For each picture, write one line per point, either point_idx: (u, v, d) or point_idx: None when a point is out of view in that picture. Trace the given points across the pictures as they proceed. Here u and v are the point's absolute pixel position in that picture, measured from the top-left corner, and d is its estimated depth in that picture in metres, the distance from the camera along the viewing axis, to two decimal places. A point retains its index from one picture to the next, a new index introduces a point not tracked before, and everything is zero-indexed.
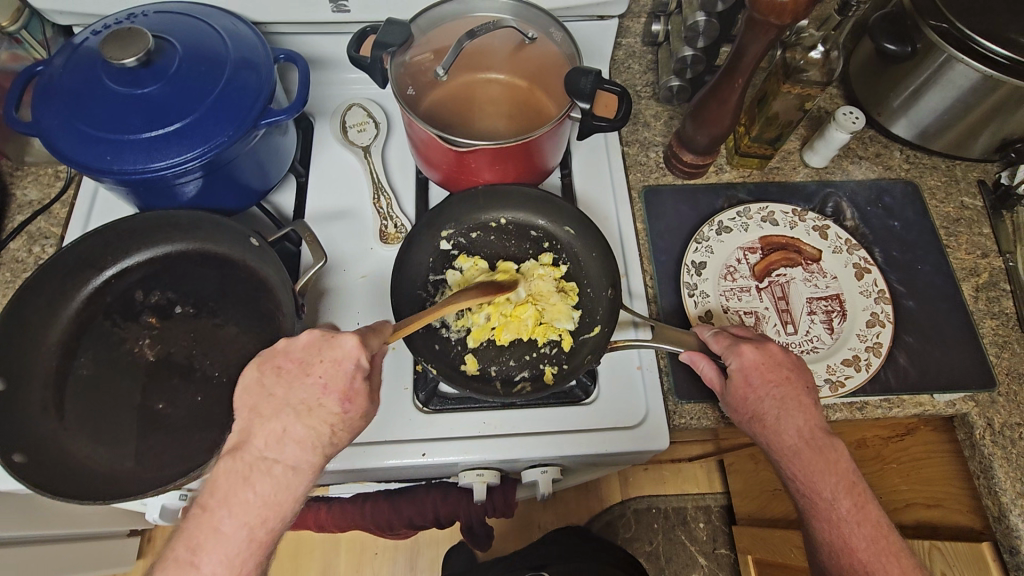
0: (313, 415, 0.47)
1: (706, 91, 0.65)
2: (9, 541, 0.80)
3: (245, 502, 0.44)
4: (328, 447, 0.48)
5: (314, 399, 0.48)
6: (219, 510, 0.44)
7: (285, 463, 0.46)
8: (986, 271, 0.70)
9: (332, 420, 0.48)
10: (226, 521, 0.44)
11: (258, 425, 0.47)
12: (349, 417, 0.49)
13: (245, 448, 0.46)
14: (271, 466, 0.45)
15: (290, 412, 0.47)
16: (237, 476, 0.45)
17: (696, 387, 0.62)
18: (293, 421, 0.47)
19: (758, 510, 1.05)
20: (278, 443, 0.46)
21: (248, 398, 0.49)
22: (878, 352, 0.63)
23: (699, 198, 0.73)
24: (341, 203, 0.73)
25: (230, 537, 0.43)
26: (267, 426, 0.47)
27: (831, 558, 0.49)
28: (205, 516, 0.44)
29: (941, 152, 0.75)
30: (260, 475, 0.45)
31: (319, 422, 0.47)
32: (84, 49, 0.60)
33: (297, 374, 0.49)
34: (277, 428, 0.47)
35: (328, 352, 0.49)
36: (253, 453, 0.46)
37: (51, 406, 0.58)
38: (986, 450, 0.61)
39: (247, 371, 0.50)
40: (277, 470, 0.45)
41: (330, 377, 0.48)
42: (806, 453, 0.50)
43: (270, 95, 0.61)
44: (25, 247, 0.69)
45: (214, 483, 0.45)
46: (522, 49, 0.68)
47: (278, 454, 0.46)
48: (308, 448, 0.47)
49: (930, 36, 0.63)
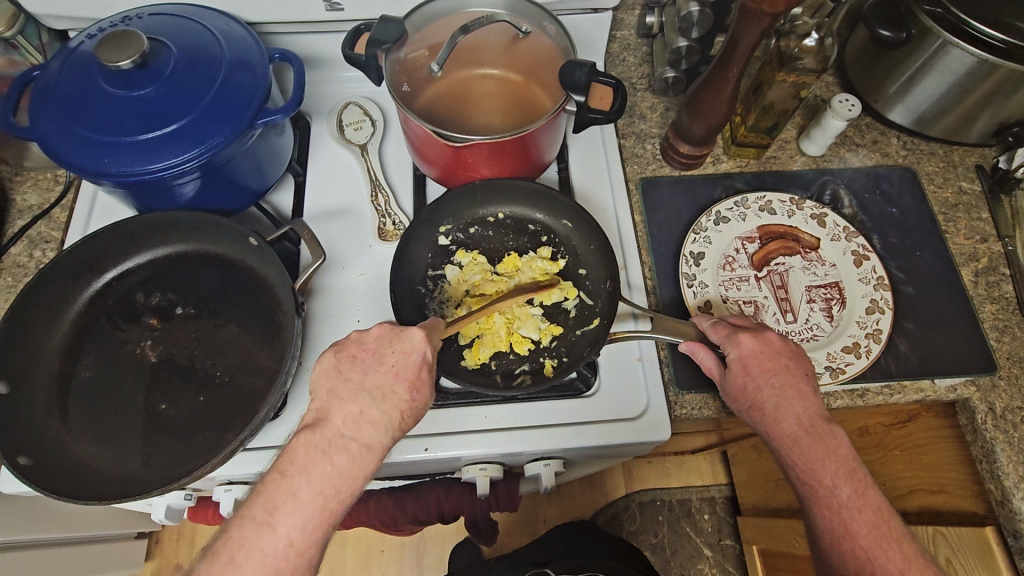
0: (388, 400, 0.50)
1: (701, 82, 0.65)
2: (16, 544, 0.80)
3: (323, 473, 0.46)
4: (397, 430, 0.50)
5: (388, 384, 0.51)
6: (277, 498, 0.45)
7: (361, 440, 0.48)
8: (986, 256, 0.70)
9: (403, 407, 0.51)
10: (304, 488, 0.45)
11: (339, 406, 0.49)
12: (416, 406, 0.51)
13: (325, 425, 0.48)
14: (348, 443, 0.48)
15: (367, 396, 0.50)
16: (317, 449, 0.47)
17: (696, 377, 0.62)
18: (370, 404, 0.50)
19: (763, 501, 1.06)
20: (356, 423, 0.49)
21: (327, 380, 0.51)
22: (878, 339, 0.62)
23: (696, 189, 0.73)
24: (340, 201, 0.73)
25: (306, 506, 0.45)
26: (346, 407, 0.49)
27: (833, 545, 0.49)
28: (284, 482, 0.45)
29: (938, 138, 0.75)
30: (337, 450, 0.47)
31: (392, 407, 0.50)
32: (80, 52, 0.60)
33: (372, 362, 0.52)
34: (355, 409, 0.49)
35: (399, 343, 0.52)
36: (332, 430, 0.48)
37: (55, 409, 0.58)
38: (988, 435, 0.61)
39: (321, 356, 0.53)
40: (353, 447, 0.48)
41: (402, 366, 0.52)
42: (805, 440, 0.50)
43: (266, 95, 0.61)
44: (26, 251, 0.69)
45: (294, 451, 0.47)
46: (516, 43, 0.68)
47: (356, 432, 0.48)
48: (384, 429, 0.49)
49: (925, 21, 0.63)
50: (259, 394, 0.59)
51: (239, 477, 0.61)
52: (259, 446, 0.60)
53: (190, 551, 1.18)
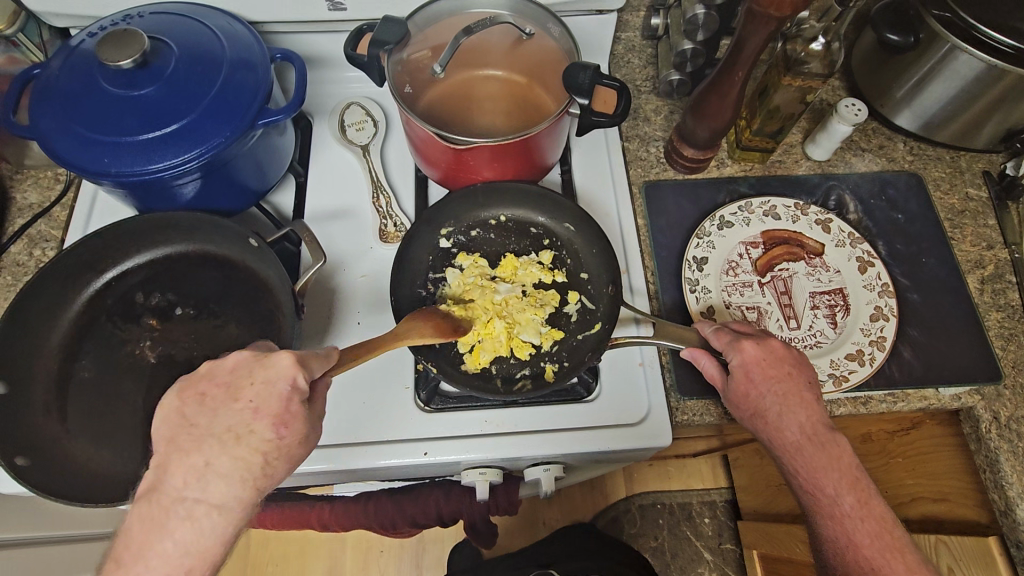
0: (242, 444, 0.43)
1: (705, 85, 0.64)
2: (13, 542, 0.80)
3: (162, 553, 0.40)
4: (260, 479, 0.43)
5: (243, 425, 0.43)
6: (151, 550, 0.40)
7: (209, 501, 0.41)
8: (992, 263, 0.69)
9: (266, 449, 0.43)
10: (148, 573, 0.39)
11: (178, 460, 0.42)
12: (285, 443, 0.44)
13: (161, 489, 0.41)
14: (192, 506, 0.41)
15: (213, 443, 0.43)
16: (154, 521, 0.40)
17: (698, 384, 0.62)
18: (217, 454, 0.42)
19: (764, 506, 1.05)
20: (200, 479, 0.41)
21: (171, 430, 0.44)
22: (882, 347, 0.62)
23: (700, 193, 0.72)
24: (341, 202, 0.72)
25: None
26: (186, 461, 0.42)
27: (835, 555, 0.49)
28: (120, 572, 0.39)
29: (945, 144, 0.74)
30: (177, 517, 0.40)
31: (248, 451, 0.43)
32: (80, 51, 0.60)
33: (225, 399, 0.45)
34: (198, 462, 0.42)
35: (260, 374, 0.45)
36: (171, 492, 0.41)
37: (53, 410, 0.58)
38: (992, 444, 0.61)
39: (167, 399, 0.46)
40: (198, 511, 0.41)
41: (261, 400, 0.44)
42: (808, 449, 0.50)
43: (267, 95, 0.61)
44: (26, 250, 0.69)
45: (128, 532, 0.40)
46: (520, 45, 0.68)
47: (201, 492, 0.41)
48: (239, 482, 0.42)
49: (933, 26, 0.62)
50: None
51: None
52: None
53: None
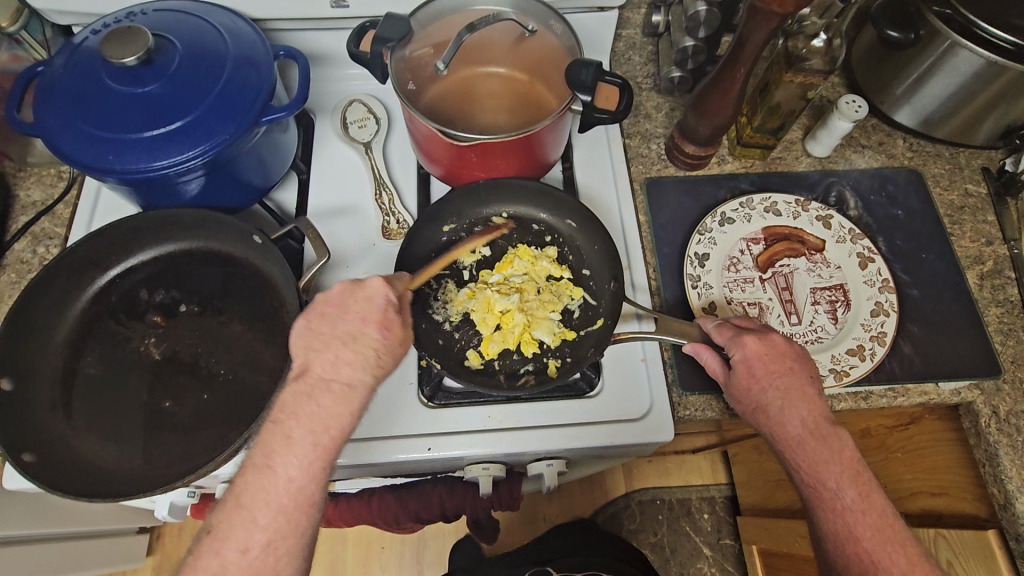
0: (359, 342, 0.49)
1: (707, 83, 0.64)
2: (19, 540, 0.80)
3: (310, 413, 0.46)
4: (377, 368, 0.50)
5: (358, 329, 0.50)
6: (290, 421, 0.46)
7: (341, 380, 0.48)
8: (991, 259, 0.70)
9: (376, 346, 0.50)
10: (297, 428, 0.45)
11: (315, 356, 0.49)
12: (389, 343, 0.51)
13: (305, 374, 0.48)
14: (329, 384, 0.48)
15: (338, 342, 0.49)
16: (301, 394, 0.47)
17: (700, 379, 0.62)
18: (343, 348, 0.49)
19: (763, 501, 1.06)
20: (334, 365, 0.48)
21: (301, 339, 0.50)
22: (882, 342, 0.62)
23: (701, 189, 0.73)
24: (343, 199, 0.73)
25: (301, 444, 0.45)
26: (321, 355, 0.49)
27: (836, 548, 0.49)
28: (278, 428, 0.45)
29: (944, 140, 0.75)
30: (321, 392, 0.47)
31: (365, 347, 0.50)
32: (84, 48, 0.60)
33: (338, 313, 0.51)
34: (331, 355, 0.49)
35: (361, 291, 0.52)
36: (314, 376, 0.48)
37: (59, 406, 0.58)
38: (991, 438, 0.61)
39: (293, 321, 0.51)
40: (335, 386, 0.47)
41: (367, 310, 0.51)
42: (811, 443, 0.50)
43: (271, 92, 0.61)
44: (29, 248, 0.69)
45: (281, 403, 0.46)
46: (522, 42, 0.68)
47: (335, 373, 0.48)
48: (360, 367, 0.49)
49: (934, 23, 0.63)
50: (262, 393, 0.59)
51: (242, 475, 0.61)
52: None
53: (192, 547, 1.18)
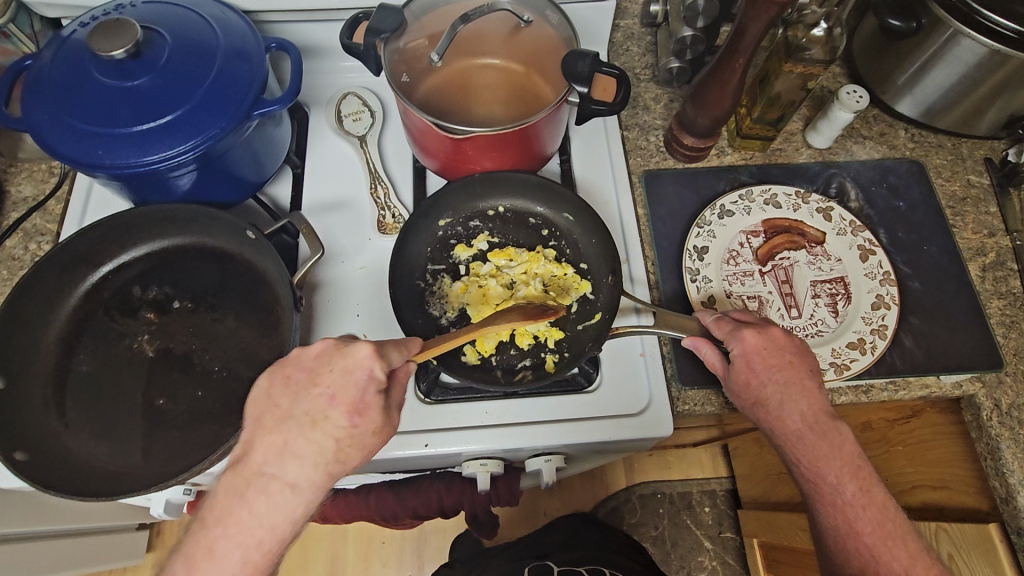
0: (319, 429, 0.45)
1: (705, 73, 0.63)
2: (17, 537, 0.80)
3: (240, 522, 0.43)
4: (333, 464, 0.46)
5: (320, 411, 0.46)
6: (216, 528, 0.43)
7: (284, 479, 0.44)
8: (993, 251, 0.69)
9: (339, 435, 0.46)
10: (222, 544, 0.43)
11: (261, 438, 0.45)
12: (358, 432, 0.47)
13: (245, 462, 0.45)
14: (269, 482, 0.44)
15: (294, 425, 0.45)
16: (235, 491, 0.44)
17: (699, 373, 0.62)
18: (296, 435, 0.45)
19: (764, 495, 1.05)
20: (279, 458, 0.44)
21: (258, 406, 0.48)
22: (883, 335, 0.62)
23: (700, 181, 0.72)
24: (338, 193, 0.72)
25: (227, 563, 0.43)
26: (267, 440, 0.45)
27: (837, 543, 0.49)
28: (203, 534, 0.43)
29: (947, 130, 0.74)
30: (257, 491, 0.44)
31: (324, 436, 0.45)
32: (72, 41, 0.59)
33: (306, 385, 0.47)
34: (278, 442, 0.45)
35: (339, 362, 0.47)
36: (252, 467, 0.44)
37: (51, 404, 0.57)
38: (993, 432, 0.61)
39: (258, 379, 0.49)
40: (274, 488, 0.44)
41: (339, 388, 0.47)
42: (810, 438, 0.50)
43: (263, 85, 0.60)
44: (21, 244, 0.68)
45: (213, 498, 0.44)
46: (517, 33, 0.67)
47: (278, 470, 0.44)
48: (311, 466, 0.45)
49: (936, 11, 0.62)
50: (257, 390, 0.58)
51: None
52: None
53: None
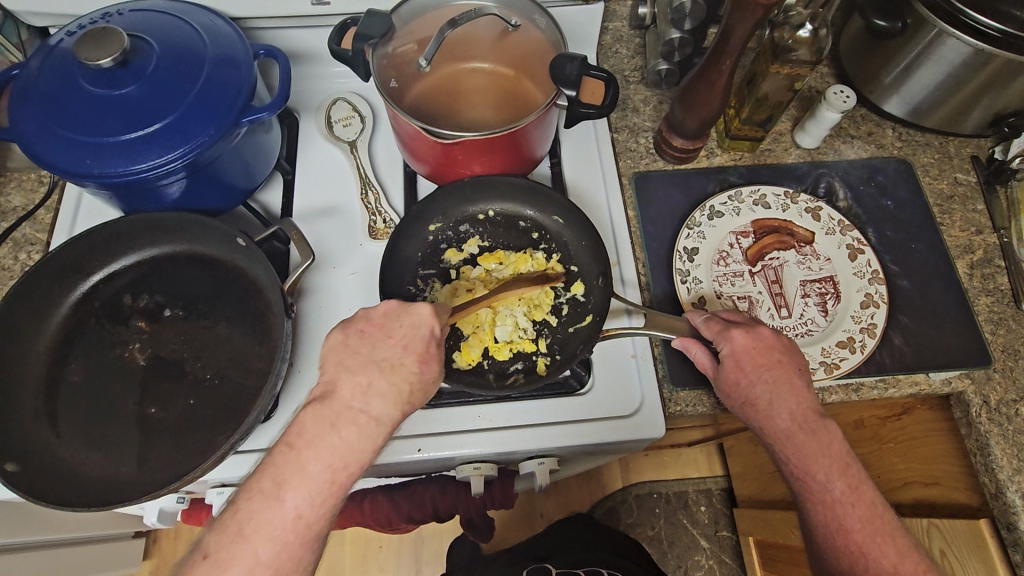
0: (397, 373, 0.50)
1: (693, 75, 0.64)
2: (11, 547, 0.80)
3: (330, 446, 0.46)
4: (406, 405, 0.50)
5: (396, 357, 0.51)
6: (308, 451, 0.45)
7: (370, 413, 0.48)
8: (981, 248, 0.69)
9: (412, 380, 0.50)
10: (315, 460, 0.45)
11: (347, 378, 0.49)
12: (425, 380, 0.51)
13: (333, 398, 0.48)
14: (357, 415, 0.47)
15: (376, 368, 0.50)
16: (327, 421, 0.47)
17: (691, 374, 0.62)
18: (378, 376, 0.49)
19: (759, 492, 1.06)
20: (366, 395, 0.48)
21: (333, 354, 0.51)
22: (872, 334, 0.62)
23: (690, 183, 0.72)
24: (328, 199, 0.72)
25: (315, 478, 0.45)
26: (353, 379, 0.49)
27: (826, 540, 0.49)
28: (293, 455, 0.45)
29: (934, 129, 0.74)
30: (346, 424, 0.47)
31: (402, 379, 0.50)
32: (59, 50, 0.59)
33: (380, 336, 0.52)
34: (363, 382, 0.49)
35: (408, 317, 0.53)
36: (342, 402, 0.48)
37: (43, 414, 0.57)
38: (982, 428, 0.61)
39: (330, 332, 0.53)
40: (362, 420, 0.47)
41: (410, 339, 0.52)
42: (800, 436, 0.50)
43: (251, 92, 0.60)
44: (10, 254, 0.68)
45: None
46: (506, 36, 0.67)
47: (366, 405, 0.48)
48: (392, 403, 0.49)
49: (920, 11, 0.62)
50: (250, 397, 0.58)
51: (231, 480, 0.61)
52: (249, 449, 0.59)
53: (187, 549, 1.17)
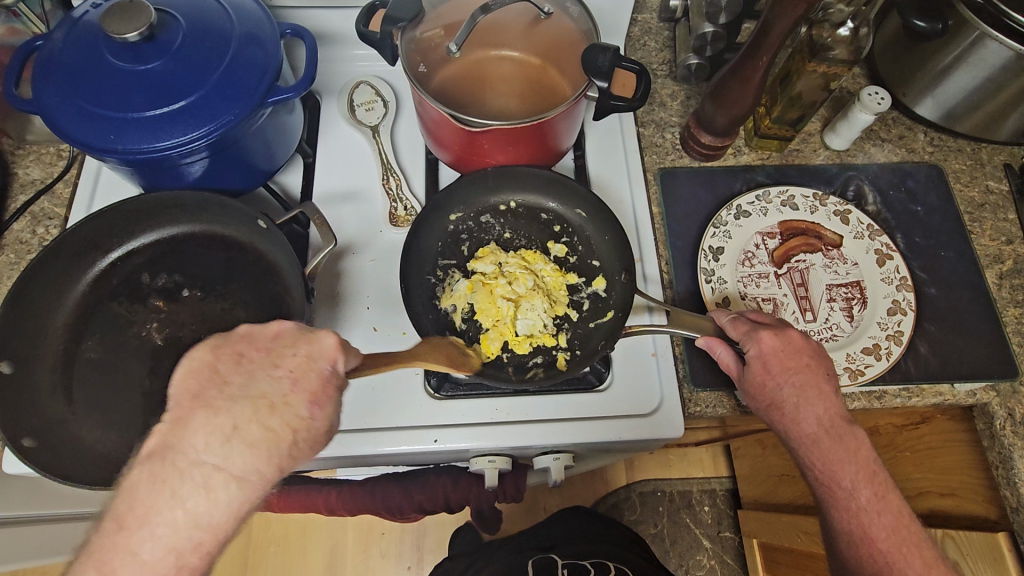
0: (276, 415, 0.38)
1: (726, 72, 0.62)
2: (19, 520, 0.80)
3: (174, 520, 0.34)
4: (284, 460, 0.38)
5: (279, 394, 0.39)
6: (141, 529, 0.34)
7: (228, 472, 0.36)
8: (1011, 258, 0.68)
9: (296, 425, 0.39)
10: (149, 546, 0.34)
11: (201, 419, 0.36)
12: (316, 425, 0.40)
13: (175, 450, 0.36)
14: (210, 474, 0.35)
15: (245, 407, 0.38)
16: (164, 484, 0.35)
17: (713, 375, 0.61)
18: (247, 419, 0.37)
19: (765, 495, 1.05)
20: (224, 446, 0.36)
21: (195, 382, 0.39)
22: (898, 341, 0.61)
23: (717, 181, 0.71)
24: (350, 183, 0.71)
25: (154, 568, 0.34)
26: (209, 422, 0.36)
27: (850, 547, 0.49)
28: (122, 536, 0.34)
29: (967, 134, 0.73)
30: (191, 483, 0.35)
31: (280, 424, 0.38)
32: (84, 22, 0.58)
33: (263, 363, 0.41)
34: (225, 425, 0.37)
35: (304, 346, 0.43)
36: (187, 457, 0.35)
37: (59, 391, 0.57)
38: (1006, 441, 0.60)
39: (191, 350, 0.40)
40: (215, 482, 0.35)
41: (302, 373, 0.41)
42: (827, 442, 0.49)
43: (277, 72, 0.59)
44: (29, 228, 0.68)
45: None
46: (536, 24, 0.65)
47: (223, 460, 0.36)
48: (262, 457, 0.37)
49: (962, 12, 0.60)
50: None
51: None
52: None
53: None
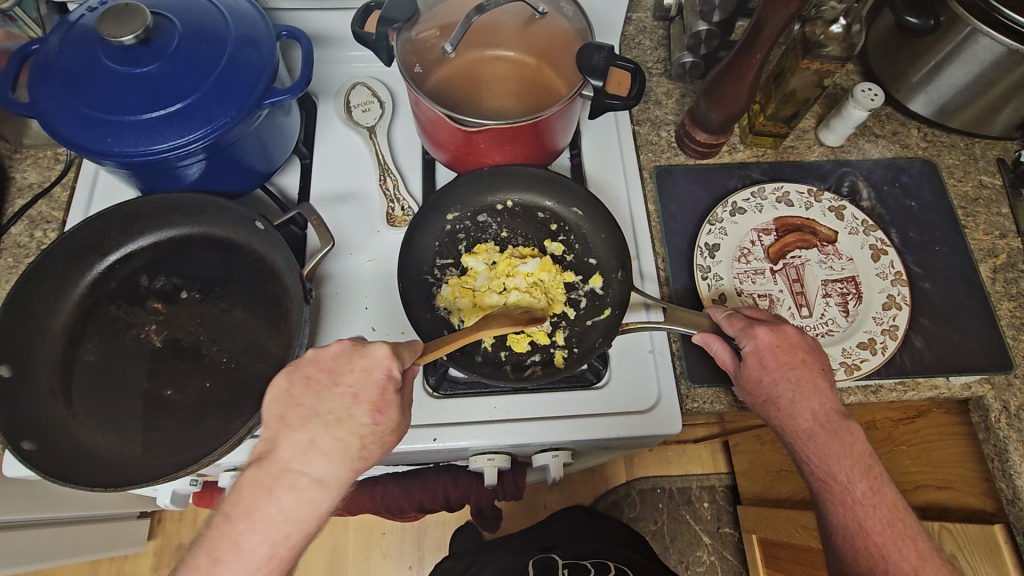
0: (343, 427, 0.44)
1: (721, 69, 0.63)
2: (20, 523, 0.80)
3: (255, 523, 0.40)
4: (357, 461, 0.44)
5: (344, 409, 0.45)
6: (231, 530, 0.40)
7: (311, 475, 0.42)
8: (1005, 252, 0.69)
9: (363, 433, 0.45)
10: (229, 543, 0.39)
11: (286, 435, 0.43)
12: (380, 430, 0.46)
13: (269, 459, 0.42)
14: (297, 479, 0.42)
15: (319, 422, 0.44)
16: (261, 487, 0.41)
17: (710, 371, 0.61)
18: (322, 432, 0.43)
19: (764, 491, 1.06)
20: (305, 454, 0.42)
21: (276, 407, 0.45)
22: (894, 336, 0.62)
23: (712, 178, 0.71)
24: (346, 184, 0.71)
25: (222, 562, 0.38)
26: (293, 437, 0.43)
27: (845, 541, 0.49)
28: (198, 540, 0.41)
29: (959, 129, 0.73)
30: (283, 488, 0.41)
31: (349, 433, 0.44)
32: (80, 26, 0.58)
33: (327, 383, 0.46)
34: (305, 438, 0.43)
35: (360, 360, 0.47)
36: (279, 464, 0.42)
37: (59, 393, 0.57)
38: (1001, 433, 0.61)
39: (274, 379, 0.47)
40: (302, 484, 0.42)
41: (361, 386, 0.46)
42: (822, 436, 0.50)
43: (273, 74, 0.59)
44: (27, 231, 0.68)
45: None
46: (531, 24, 0.66)
47: (306, 465, 0.42)
48: (336, 463, 0.43)
49: (954, 8, 0.61)
50: (265, 380, 0.58)
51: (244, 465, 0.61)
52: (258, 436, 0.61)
53: (192, 531, 1.19)
